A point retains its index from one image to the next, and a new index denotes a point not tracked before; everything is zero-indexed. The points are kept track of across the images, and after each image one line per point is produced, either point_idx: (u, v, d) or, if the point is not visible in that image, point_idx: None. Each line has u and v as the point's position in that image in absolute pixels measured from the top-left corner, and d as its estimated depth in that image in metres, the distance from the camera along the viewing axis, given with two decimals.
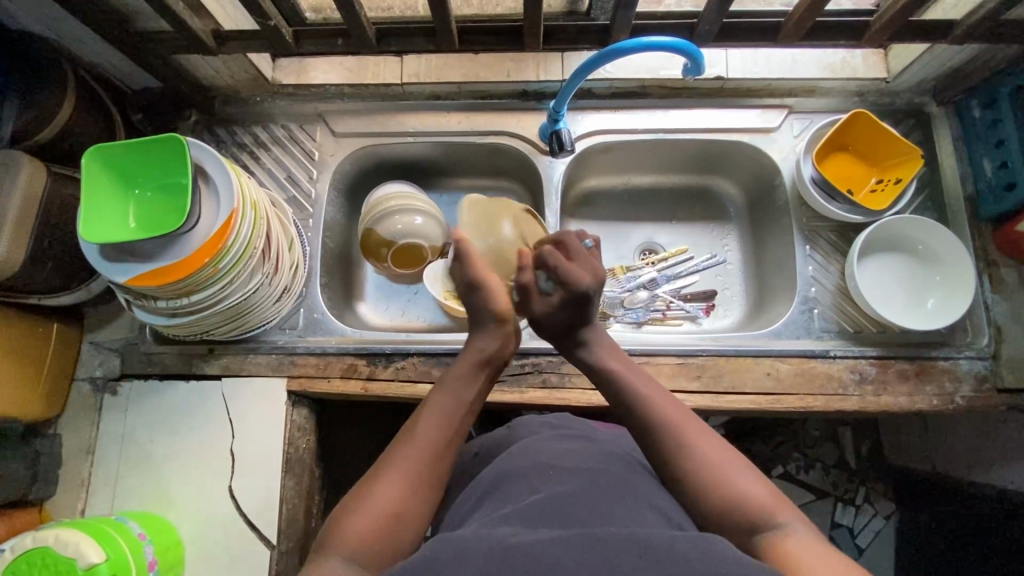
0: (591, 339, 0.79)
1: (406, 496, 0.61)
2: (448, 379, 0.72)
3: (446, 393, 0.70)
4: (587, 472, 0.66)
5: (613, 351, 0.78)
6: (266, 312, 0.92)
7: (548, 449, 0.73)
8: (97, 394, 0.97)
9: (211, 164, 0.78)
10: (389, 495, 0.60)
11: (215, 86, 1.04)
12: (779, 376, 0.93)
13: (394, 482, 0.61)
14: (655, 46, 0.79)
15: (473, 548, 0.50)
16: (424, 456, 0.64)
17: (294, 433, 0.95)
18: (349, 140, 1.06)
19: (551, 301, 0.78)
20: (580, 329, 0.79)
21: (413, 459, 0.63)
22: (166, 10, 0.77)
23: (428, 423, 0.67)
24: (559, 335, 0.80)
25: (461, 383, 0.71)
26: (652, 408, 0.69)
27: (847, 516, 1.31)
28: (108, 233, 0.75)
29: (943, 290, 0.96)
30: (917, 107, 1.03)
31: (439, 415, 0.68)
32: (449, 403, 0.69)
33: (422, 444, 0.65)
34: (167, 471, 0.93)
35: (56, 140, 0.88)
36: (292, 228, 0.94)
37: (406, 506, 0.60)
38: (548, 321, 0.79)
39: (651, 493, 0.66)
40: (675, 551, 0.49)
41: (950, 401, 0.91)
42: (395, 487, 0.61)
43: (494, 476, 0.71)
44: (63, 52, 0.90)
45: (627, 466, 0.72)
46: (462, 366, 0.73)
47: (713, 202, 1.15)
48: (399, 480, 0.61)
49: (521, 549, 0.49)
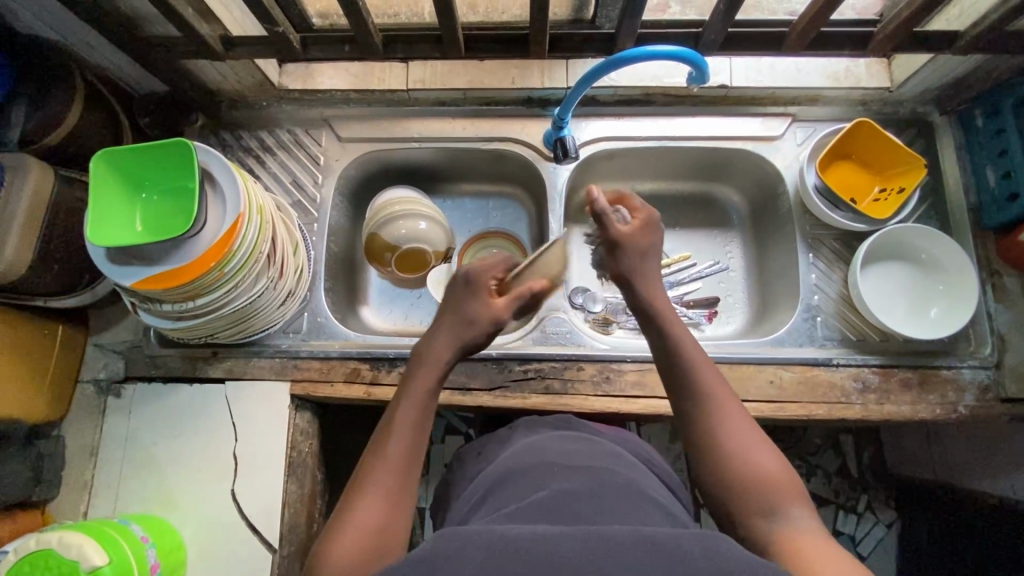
0: (648, 271, 0.78)
1: (385, 520, 0.61)
2: (410, 390, 0.70)
3: (410, 406, 0.69)
4: (591, 472, 0.67)
5: (664, 296, 0.77)
6: (271, 316, 0.93)
7: (551, 449, 0.73)
8: (101, 396, 0.97)
9: (218, 169, 0.79)
10: (372, 517, 0.60)
11: (222, 90, 1.04)
12: (781, 384, 0.93)
13: (368, 509, 0.61)
14: (659, 55, 0.80)
15: (475, 541, 0.50)
16: (396, 477, 0.64)
17: (297, 437, 0.95)
18: (354, 145, 1.07)
19: (635, 224, 0.80)
20: (647, 257, 0.79)
21: (387, 482, 0.63)
22: (176, 16, 0.78)
23: (395, 440, 0.66)
24: (632, 263, 0.78)
25: (425, 392, 0.70)
26: (693, 371, 0.70)
27: (848, 524, 1.32)
28: (106, 235, 0.75)
29: (947, 299, 0.96)
30: (919, 117, 1.03)
31: (406, 428, 0.67)
32: (415, 416, 0.68)
33: (390, 463, 0.64)
34: (170, 474, 0.93)
35: (63, 143, 0.88)
36: (297, 233, 0.95)
37: (385, 531, 0.60)
38: (628, 245, 0.79)
39: (654, 496, 0.66)
40: (679, 551, 0.49)
41: (953, 410, 0.91)
42: (371, 513, 0.60)
43: (498, 474, 0.71)
44: (72, 55, 0.91)
45: (631, 468, 0.72)
46: (423, 375, 0.71)
47: (716, 209, 1.16)
48: (374, 505, 0.61)
49: (525, 542, 0.49)
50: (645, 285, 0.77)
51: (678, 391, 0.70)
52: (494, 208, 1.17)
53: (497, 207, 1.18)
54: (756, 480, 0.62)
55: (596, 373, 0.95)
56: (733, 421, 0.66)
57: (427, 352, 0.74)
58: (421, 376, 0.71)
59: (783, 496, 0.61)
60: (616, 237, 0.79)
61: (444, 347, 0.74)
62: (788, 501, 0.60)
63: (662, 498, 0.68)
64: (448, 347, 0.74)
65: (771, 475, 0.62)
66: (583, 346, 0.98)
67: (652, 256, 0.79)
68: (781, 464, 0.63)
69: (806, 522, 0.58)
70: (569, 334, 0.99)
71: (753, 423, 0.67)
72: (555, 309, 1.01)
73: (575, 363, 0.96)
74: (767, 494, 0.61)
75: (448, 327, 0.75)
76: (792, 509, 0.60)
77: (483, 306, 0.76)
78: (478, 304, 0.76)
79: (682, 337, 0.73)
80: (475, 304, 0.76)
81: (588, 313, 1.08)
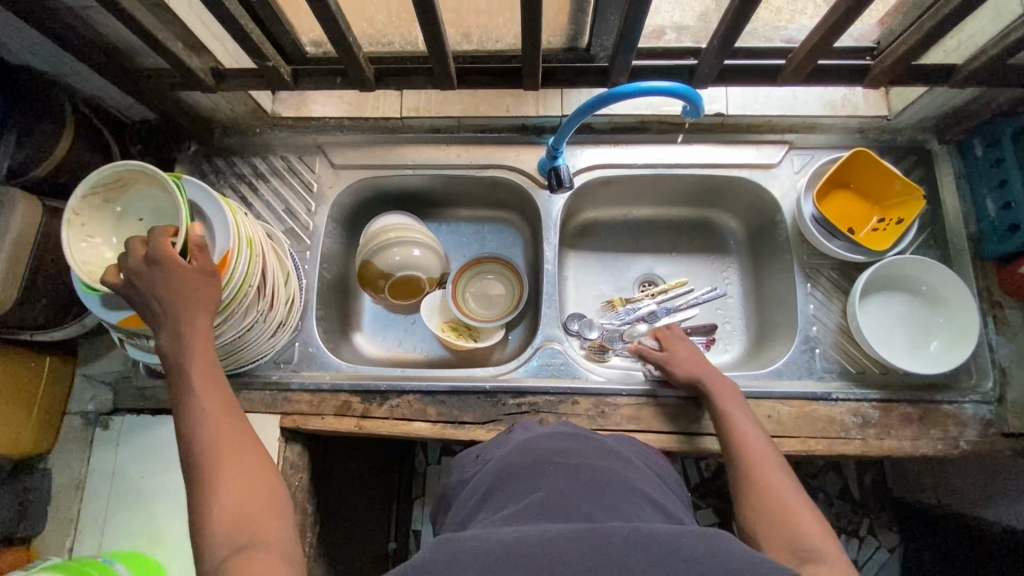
0: (709, 376, 0.89)
1: (248, 499, 0.63)
2: (194, 371, 0.69)
3: (209, 389, 0.69)
4: (589, 470, 0.65)
5: (730, 390, 0.87)
6: (260, 347, 0.91)
7: (548, 443, 0.71)
8: (88, 429, 0.96)
9: (206, 202, 0.78)
10: (227, 494, 0.63)
11: (214, 118, 1.04)
12: (780, 419, 0.91)
13: (230, 492, 0.63)
14: (655, 91, 0.79)
15: (474, 548, 0.50)
16: (242, 452, 0.67)
17: (287, 470, 0.94)
18: (348, 172, 1.06)
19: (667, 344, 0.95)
20: (699, 365, 0.91)
21: (240, 461, 0.66)
22: (163, 50, 0.77)
23: (212, 424, 0.67)
24: (690, 374, 0.90)
25: (199, 359, 0.70)
26: (743, 440, 0.79)
27: (851, 549, 1.29)
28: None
29: (947, 332, 0.94)
30: (918, 145, 1.02)
31: (223, 409, 0.69)
32: (221, 395, 0.70)
33: (220, 441, 0.66)
34: (157, 508, 0.92)
35: (52, 175, 0.87)
36: (288, 260, 0.94)
37: (255, 503, 0.63)
38: (674, 357, 0.92)
39: (645, 489, 0.66)
40: (678, 546, 0.50)
41: (954, 446, 0.89)
42: (236, 492, 0.63)
43: (495, 474, 0.69)
44: (62, 85, 0.90)
45: (627, 466, 0.70)
46: (196, 354, 0.70)
47: (714, 234, 1.15)
48: (235, 485, 0.64)
49: (527, 544, 0.50)
50: (704, 377, 0.89)
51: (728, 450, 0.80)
52: (489, 232, 1.16)
53: (492, 232, 1.17)
54: (789, 517, 0.68)
55: (591, 407, 0.94)
56: (777, 476, 0.73)
57: (180, 331, 0.69)
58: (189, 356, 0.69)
59: (815, 536, 0.65)
60: (664, 358, 0.93)
61: (196, 315, 0.70)
62: (819, 539, 0.65)
63: (655, 492, 0.67)
64: (203, 315, 0.71)
65: (802, 515, 0.68)
66: (579, 378, 0.96)
67: (696, 357, 0.92)
68: (812, 509, 0.69)
69: (836, 558, 0.63)
70: (564, 366, 0.97)
71: (795, 477, 0.74)
72: (549, 339, 0.99)
73: (570, 396, 0.94)
74: (798, 530, 0.66)
75: (182, 305, 0.68)
76: (825, 545, 0.64)
77: (176, 279, 0.68)
78: (169, 279, 0.67)
79: (737, 418, 0.82)
80: (164, 281, 0.67)
81: (584, 340, 1.05)
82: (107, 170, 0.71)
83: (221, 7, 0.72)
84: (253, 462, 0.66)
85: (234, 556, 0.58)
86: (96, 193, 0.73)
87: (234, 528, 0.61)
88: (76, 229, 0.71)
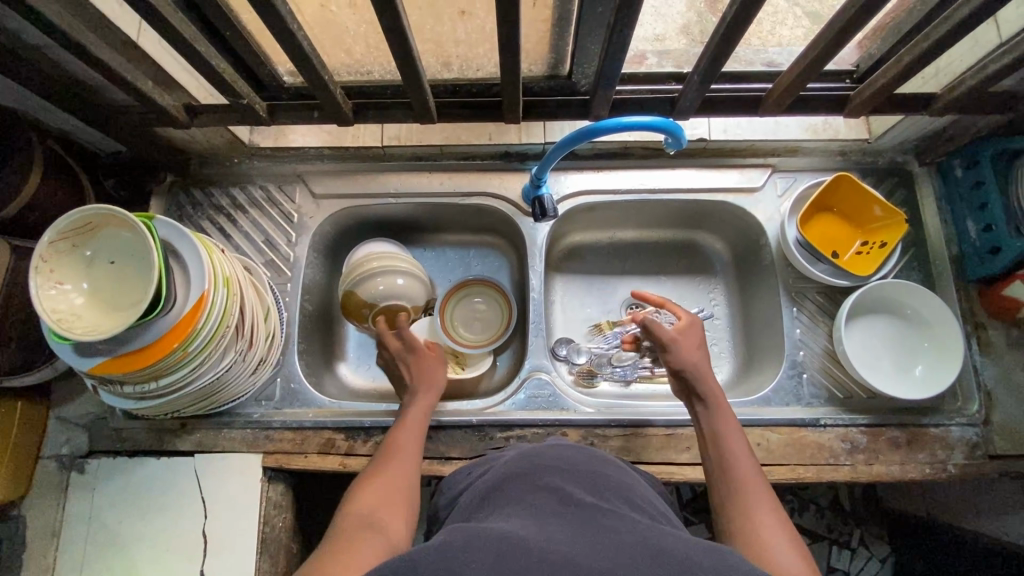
0: (705, 376, 0.81)
1: (387, 491, 0.72)
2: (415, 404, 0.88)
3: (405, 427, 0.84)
4: (587, 479, 0.64)
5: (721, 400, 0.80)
6: (241, 386, 0.89)
7: (542, 451, 0.69)
8: (62, 473, 0.93)
9: (180, 241, 0.75)
10: (382, 482, 0.73)
11: (190, 149, 1.02)
12: (769, 447, 0.91)
13: (377, 482, 0.73)
14: (635, 125, 0.78)
15: (474, 548, 0.49)
16: (407, 458, 0.78)
17: (270, 511, 0.92)
18: (329, 202, 1.04)
19: (681, 326, 0.86)
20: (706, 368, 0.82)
21: (402, 464, 0.77)
22: (136, 90, 0.76)
23: (403, 437, 0.82)
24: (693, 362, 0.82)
25: (425, 393, 0.89)
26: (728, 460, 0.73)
27: (843, 560, 1.27)
28: (89, 326, 0.70)
29: (931, 356, 0.94)
30: (898, 166, 1.03)
31: (417, 430, 0.84)
32: (415, 438, 0.82)
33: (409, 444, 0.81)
34: (135, 554, 0.89)
35: (21, 215, 0.85)
36: (268, 296, 0.92)
37: (389, 498, 0.71)
38: (681, 344, 0.83)
39: (643, 495, 0.65)
40: (684, 557, 0.49)
41: (942, 469, 0.90)
42: (380, 484, 0.73)
43: (491, 479, 0.66)
44: (30, 121, 0.88)
45: (624, 471, 0.69)
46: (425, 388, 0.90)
47: (698, 256, 1.14)
48: (388, 477, 0.74)
49: (530, 547, 0.49)
50: (698, 375, 0.81)
51: (713, 468, 0.73)
52: (474, 257, 1.15)
53: (477, 256, 1.15)
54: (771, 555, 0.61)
55: (580, 439, 0.93)
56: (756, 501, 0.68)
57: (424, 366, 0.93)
58: (418, 406, 0.87)
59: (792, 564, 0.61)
60: (673, 337, 0.84)
61: (431, 378, 0.91)
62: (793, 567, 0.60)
63: (653, 499, 0.66)
64: (436, 376, 0.92)
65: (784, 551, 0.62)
66: (567, 410, 0.95)
67: (703, 353, 0.84)
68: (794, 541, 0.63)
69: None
70: (552, 398, 0.96)
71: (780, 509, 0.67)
72: (536, 369, 0.98)
73: (558, 428, 0.94)
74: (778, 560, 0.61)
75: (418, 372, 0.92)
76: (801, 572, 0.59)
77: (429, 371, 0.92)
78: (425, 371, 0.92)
79: (727, 433, 0.76)
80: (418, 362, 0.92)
81: (572, 365, 1.05)
82: (75, 214, 0.68)
83: (193, 49, 0.70)
84: (402, 474, 0.75)
85: (358, 526, 0.66)
86: (64, 237, 0.70)
87: (373, 509, 0.69)
88: (44, 276, 0.69)
